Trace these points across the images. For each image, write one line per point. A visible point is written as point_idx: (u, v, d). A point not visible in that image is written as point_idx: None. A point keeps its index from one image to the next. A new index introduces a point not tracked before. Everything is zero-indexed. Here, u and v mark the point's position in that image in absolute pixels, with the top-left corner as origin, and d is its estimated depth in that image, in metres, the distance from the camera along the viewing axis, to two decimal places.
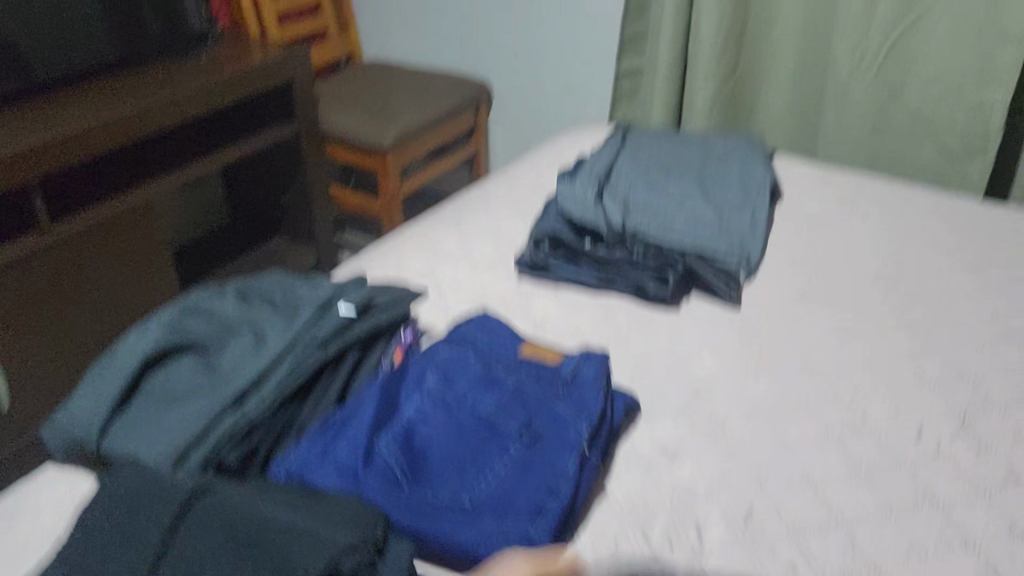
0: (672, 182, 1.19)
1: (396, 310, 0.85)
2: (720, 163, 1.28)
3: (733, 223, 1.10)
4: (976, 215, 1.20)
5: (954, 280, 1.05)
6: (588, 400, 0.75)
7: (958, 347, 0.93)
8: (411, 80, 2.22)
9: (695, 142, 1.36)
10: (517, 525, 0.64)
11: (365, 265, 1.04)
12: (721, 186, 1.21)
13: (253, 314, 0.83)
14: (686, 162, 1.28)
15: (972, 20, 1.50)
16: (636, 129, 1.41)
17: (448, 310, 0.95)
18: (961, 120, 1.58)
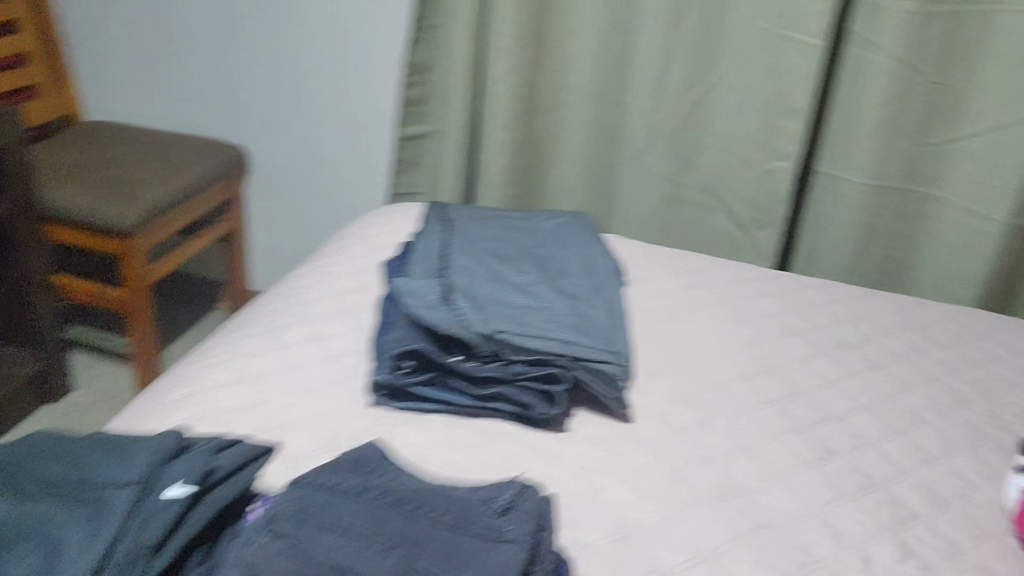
0: (521, 279, 1.05)
1: (239, 485, 0.64)
2: (554, 247, 1.17)
3: (594, 326, 0.98)
4: (807, 295, 1.18)
5: (819, 365, 1.01)
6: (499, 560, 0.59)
7: (855, 445, 0.88)
8: (150, 144, 1.91)
9: (518, 221, 1.23)
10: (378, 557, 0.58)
11: (171, 413, 0.79)
12: (564, 278, 1.08)
13: (28, 514, 0.58)
14: (518, 248, 1.14)
15: (758, 96, 1.55)
16: (452, 207, 1.26)
17: (300, 467, 0.73)
18: (751, 190, 1.62)
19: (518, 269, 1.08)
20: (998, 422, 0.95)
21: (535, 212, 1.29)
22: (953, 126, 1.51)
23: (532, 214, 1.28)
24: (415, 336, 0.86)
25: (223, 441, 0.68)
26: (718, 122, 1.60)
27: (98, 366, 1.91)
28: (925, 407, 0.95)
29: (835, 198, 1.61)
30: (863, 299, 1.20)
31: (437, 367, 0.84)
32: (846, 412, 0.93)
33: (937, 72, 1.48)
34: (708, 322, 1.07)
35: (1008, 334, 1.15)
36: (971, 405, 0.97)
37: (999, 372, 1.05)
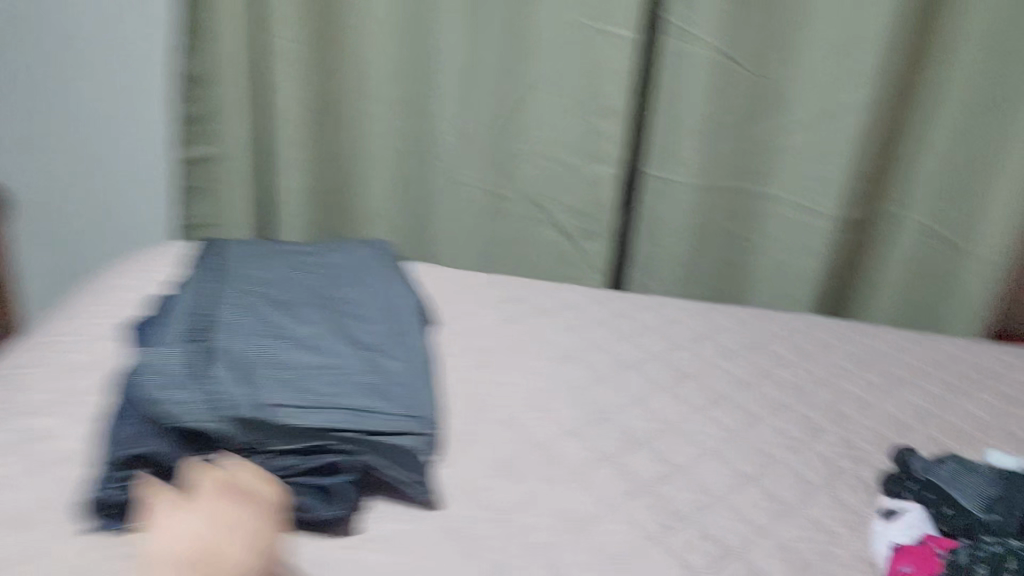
0: (305, 328, 0.87)
1: None
2: (351, 286, 0.99)
3: (395, 385, 0.81)
4: (641, 319, 1.06)
5: (658, 404, 0.87)
6: None
7: (704, 503, 0.74)
8: None
9: (310, 257, 1.05)
10: None
11: None
12: (359, 324, 0.91)
13: None
14: (307, 290, 0.96)
15: (574, 96, 1.43)
16: (231, 245, 1.06)
17: None
18: (577, 198, 1.49)
19: (304, 316, 0.90)
20: (856, 452, 0.84)
21: (333, 245, 1.11)
22: (777, 120, 1.45)
23: (330, 246, 1.10)
24: (151, 430, 0.67)
25: None
26: (536, 126, 1.47)
27: None
28: (777, 444, 0.84)
29: (664, 202, 1.51)
30: (703, 317, 1.08)
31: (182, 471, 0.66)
32: (691, 461, 0.80)
33: (757, 63, 1.41)
34: (533, 363, 0.92)
35: (856, 344, 1.06)
36: (826, 435, 0.86)
37: (850, 389, 0.95)
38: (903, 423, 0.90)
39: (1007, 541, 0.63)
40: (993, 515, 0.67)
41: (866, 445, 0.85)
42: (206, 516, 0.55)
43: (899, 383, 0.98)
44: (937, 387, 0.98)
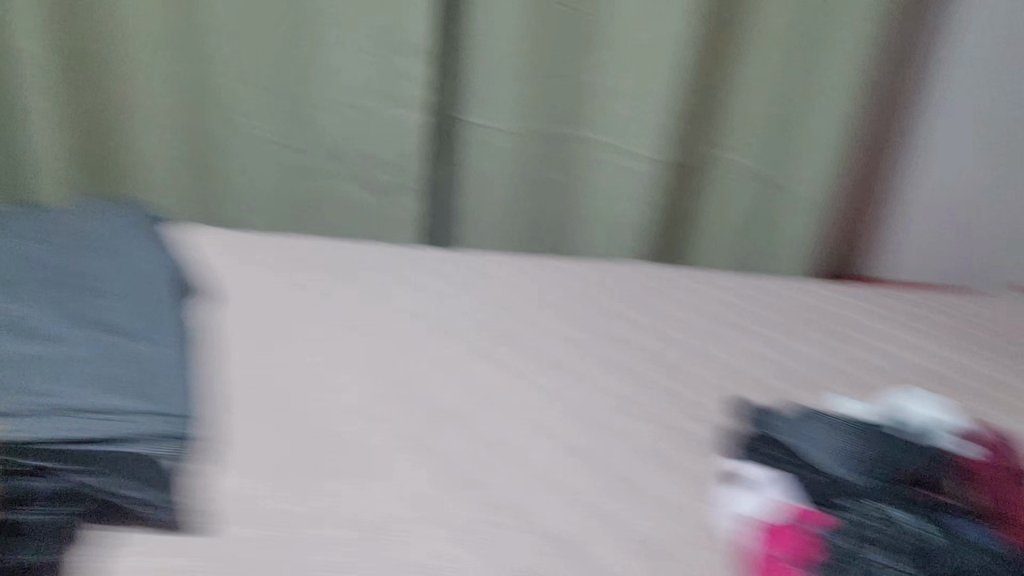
0: (19, 308, 0.67)
1: None
2: (95, 252, 0.78)
3: (143, 375, 0.63)
4: (455, 275, 0.93)
5: (472, 373, 0.75)
6: None
7: (524, 491, 0.63)
8: None
9: (47, 219, 0.84)
10: None
11: None
12: (100, 298, 0.71)
13: None
14: (33, 259, 0.75)
15: (368, 36, 1.25)
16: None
17: None
18: (381, 148, 1.33)
19: (20, 292, 0.69)
20: (699, 411, 0.75)
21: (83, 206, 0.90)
22: None
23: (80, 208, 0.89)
24: None
25: None
26: (328, 71, 1.29)
27: None
28: (612, 411, 0.73)
29: (480, 151, 1.38)
30: (529, 270, 0.96)
31: None
32: (510, 439, 0.68)
33: None
34: (327, 340, 0.77)
35: (688, 289, 0.98)
36: (666, 395, 0.76)
37: (684, 338, 0.86)
38: (746, 374, 0.82)
39: (861, 519, 0.57)
40: (865, 484, 0.60)
41: (709, 402, 0.76)
42: None
43: (738, 329, 0.90)
44: (779, 331, 0.90)
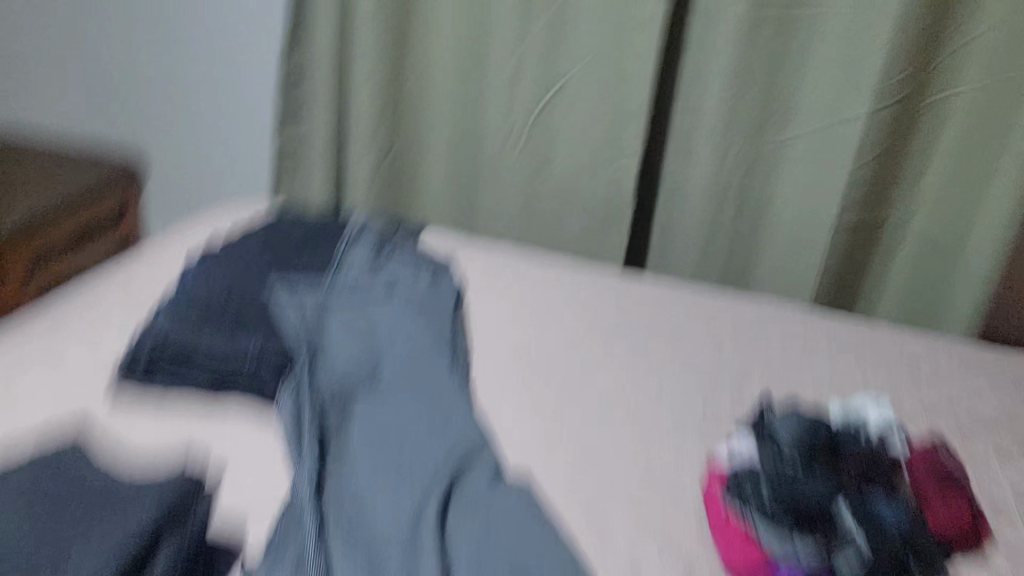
0: (393, 490, 0.77)
1: None
2: (456, 398, 0.91)
3: None
4: (603, 287, 1.27)
5: (583, 353, 1.09)
6: (141, 507, 0.61)
7: (585, 424, 0.95)
8: (43, 152, 2.03)
9: (404, 287, 1.09)
10: (7, 510, 0.60)
11: None
12: (464, 480, 0.79)
13: None
14: (413, 409, 0.88)
15: (599, 100, 1.62)
16: (349, 251, 1.15)
17: (33, 435, 0.81)
18: (600, 189, 1.69)
19: (399, 471, 0.79)
20: (735, 405, 1.02)
21: (421, 260, 1.18)
22: (782, 128, 1.60)
23: (419, 257, 1.17)
24: (153, 348, 0.92)
25: None
26: (566, 128, 1.68)
27: None
28: (671, 391, 1.03)
29: (679, 198, 1.69)
30: (660, 292, 1.28)
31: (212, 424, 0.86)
32: (588, 395, 1.00)
33: (768, 75, 1.56)
34: (491, 319, 1.15)
35: (788, 324, 1.23)
36: (718, 389, 1.04)
37: (760, 357, 1.13)
38: (793, 387, 1.07)
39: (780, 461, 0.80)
40: (789, 440, 0.83)
41: (749, 400, 1.02)
42: None
43: (807, 358, 1.15)
44: (843, 367, 1.14)
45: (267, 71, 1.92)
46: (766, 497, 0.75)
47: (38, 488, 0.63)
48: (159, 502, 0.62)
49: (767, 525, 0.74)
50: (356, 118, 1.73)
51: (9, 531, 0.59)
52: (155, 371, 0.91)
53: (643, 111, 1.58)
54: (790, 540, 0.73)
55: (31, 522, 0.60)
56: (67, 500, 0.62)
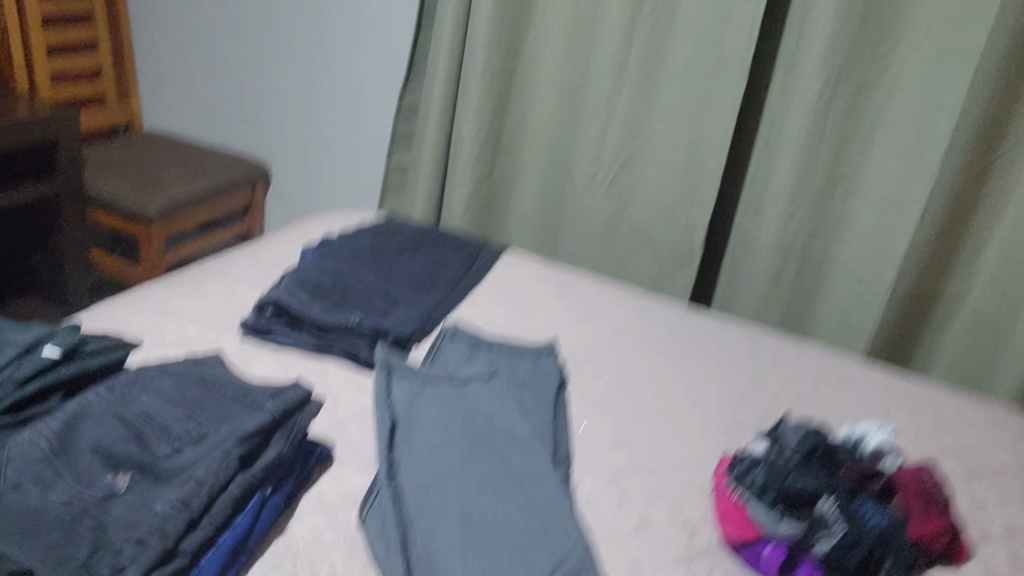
0: (474, 485, 0.83)
1: (108, 352, 0.88)
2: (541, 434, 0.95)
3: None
4: (663, 311, 1.42)
5: (633, 362, 1.23)
6: (264, 407, 0.81)
7: (624, 416, 1.09)
8: (187, 152, 2.33)
9: (507, 376, 1.05)
10: (164, 403, 0.81)
11: (86, 315, 1.06)
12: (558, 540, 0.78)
13: None
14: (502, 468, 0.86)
15: (680, 153, 1.78)
16: (447, 345, 1.11)
17: (176, 354, 1.00)
18: (673, 233, 1.84)
19: (495, 527, 0.78)
20: (762, 420, 1.15)
21: (519, 353, 1.12)
22: (850, 194, 1.72)
23: (516, 349, 1.13)
24: (278, 307, 1.09)
25: (100, 334, 0.94)
26: (647, 175, 1.84)
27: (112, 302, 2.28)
28: (706, 403, 1.16)
29: (747, 249, 1.82)
30: (715, 321, 1.42)
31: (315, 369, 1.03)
32: (632, 395, 1.15)
33: (839, 143, 1.69)
34: (557, 325, 1.31)
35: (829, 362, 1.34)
36: (748, 408, 1.17)
37: (794, 387, 1.25)
38: (819, 415, 1.19)
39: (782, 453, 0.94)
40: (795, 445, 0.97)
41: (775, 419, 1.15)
42: None
43: (840, 393, 1.26)
44: (872, 404, 1.24)
45: (386, 100, 2.15)
46: (761, 480, 0.90)
47: (186, 389, 0.84)
48: (279, 406, 0.81)
49: (759, 502, 0.89)
50: (459, 148, 1.94)
51: (169, 417, 0.80)
52: (277, 324, 1.09)
53: (718, 166, 1.73)
54: (778, 520, 0.88)
55: (182, 415, 0.80)
56: (209, 401, 0.83)
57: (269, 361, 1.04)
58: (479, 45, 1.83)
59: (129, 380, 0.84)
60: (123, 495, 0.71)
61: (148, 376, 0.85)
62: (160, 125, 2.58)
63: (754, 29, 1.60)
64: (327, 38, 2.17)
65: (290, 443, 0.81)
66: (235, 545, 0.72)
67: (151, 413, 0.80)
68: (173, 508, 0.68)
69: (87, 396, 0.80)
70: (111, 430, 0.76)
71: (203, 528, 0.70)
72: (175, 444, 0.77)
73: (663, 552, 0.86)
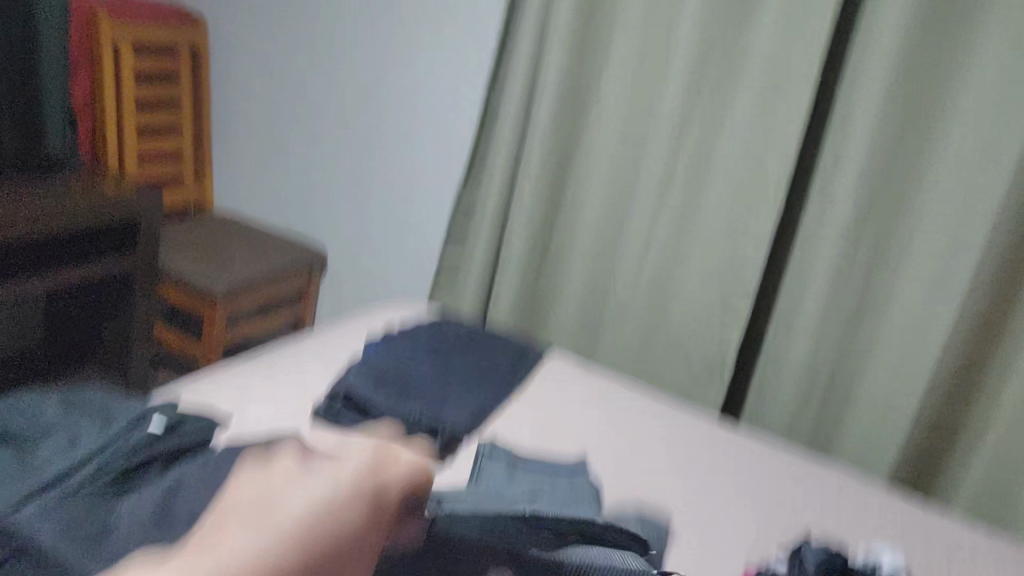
0: None
1: (200, 430, 1.02)
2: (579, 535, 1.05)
3: None
4: (696, 420, 1.51)
5: (666, 469, 1.33)
6: None
7: (654, 521, 1.18)
8: (253, 236, 2.49)
9: (549, 492, 1.11)
10: None
11: (177, 391, 1.18)
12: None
13: (78, 415, 0.98)
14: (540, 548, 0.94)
15: (717, 272, 1.90)
16: (487, 463, 1.18)
17: (255, 432, 1.12)
18: (706, 347, 1.94)
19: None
20: (782, 532, 1.23)
21: (553, 469, 1.21)
22: (877, 322, 1.82)
23: (551, 467, 1.21)
24: (347, 400, 1.22)
25: (193, 412, 1.07)
26: (684, 289, 1.96)
27: (171, 375, 2.42)
28: (731, 515, 1.24)
29: (776, 366, 1.91)
30: (744, 432, 1.50)
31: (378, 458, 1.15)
32: (662, 501, 1.23)
33: (867, 272, 1.80)
34: (594, 428, 1.41)
35: (851, 479, 1.42)
36: (771, 522, 1.24)
37: (816, 502, 1.32)
38: (839, 531, 1.26)
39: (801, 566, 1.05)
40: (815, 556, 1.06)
41: (796, 535, 1.22)
42: (312, 471, 0.71)
43: (862, 511, 1.33)
44: (893, 523, 1.31)
45: (443, 199, 2.30)
46: None
47: None
48: None
49: None
50: (509, 250, 2.07)
51: None
52: (346, 412, 1.21)
53: (751, 286, 1.84)
54: None
55: None
56: None
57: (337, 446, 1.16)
58: (534, 157, 1.98)
59: (220, 456, 0.96)
60: None
61: (236, 453, 0.97)
62: (229, 207, 2.77)
63: (790, 163, 1.73)
64: (393, 138, 2.35)
65: None
66: None
67: None
68: None
69: (189, 468, 0.93)
70: (205, 500, 0.88)
71: None
72: None
73: None
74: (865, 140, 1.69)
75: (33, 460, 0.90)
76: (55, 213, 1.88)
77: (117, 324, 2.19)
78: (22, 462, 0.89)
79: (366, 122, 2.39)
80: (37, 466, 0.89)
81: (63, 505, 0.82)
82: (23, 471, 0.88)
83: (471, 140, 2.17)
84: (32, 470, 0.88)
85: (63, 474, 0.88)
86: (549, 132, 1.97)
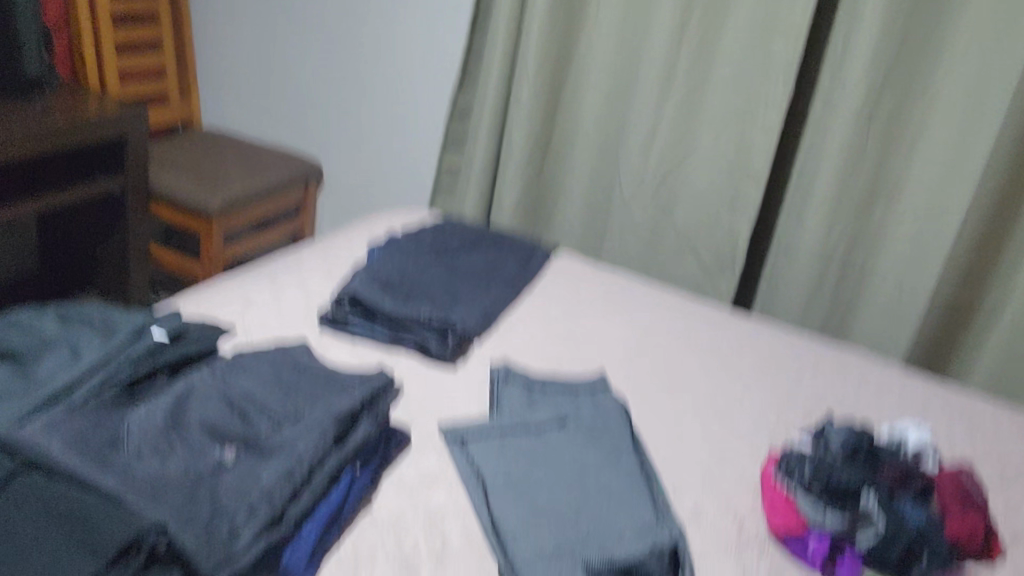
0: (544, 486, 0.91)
1: (205, 339, 0.99)
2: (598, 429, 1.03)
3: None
4: (709, 310, 1.48)
5: (683, 360, 1.31)
6: (353, 393, 0.90)
7: (673, 412, 1.16)
8: (245, 150, 2.42)
9: (576, 420, 1.04)
10: (262, 386, 0.90)
11: (178, 301, 1.15)
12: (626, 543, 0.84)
13: (78, 326, 0.95)
14: (580, 479, 0.93)
15: (725, 161, 1.84)
16: (503, 389, 1.09)
17: (262, 340, 1.09)
18: (715, 240, 1.90)
19: (574, 529, 0.85)
20: (803, 416, 1.21)
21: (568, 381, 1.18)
22: (890, 205, 1.78)
23: (570, 387, 1.12)
24: (354, 304, 1.18)
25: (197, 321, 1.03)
26: (691, 181, 1.91)
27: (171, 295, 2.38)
28: (750, 401, 1.22)
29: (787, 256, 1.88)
30: (759, 321, 1.48)
31: (389, 361, 1.13)
32: (680, 391, 1.22)
33: (879, 154, 1.74)
34: (608, 322, 1.38)
35: (869, 361, 1.40)
36: (792, 407, 1.23)
37: (836, 386, 1.31)
38: (860, 413, 1.25)
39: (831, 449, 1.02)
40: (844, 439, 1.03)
41: (817, 418, 1.21)
42: None
43: (882, 393, 1.31)
44: (913, 402, 1.30)
45: (439, 100, 2.22)
46: (808, 473, 0.98)
47: (281, 374, 0.93)
48: (365, 392, 0.90)
49: (804, 494, 0.96)
50: (510, 151, 2.01)
51: (268, 398, 0.89)
52: (354, 317, 1.18)
53: (761, 175, 1.79)
54: (822, 510, 0.94)
55: (281, 395, 0.90)
56: (301, 382, 0.93)
57: (347, 351, 1.13)
58: (531, 50, 1.90)
59: (229, 363, 0.93)
60: (231, 466, 0.79)
61: (244, 360, 0.94)
62: (218, 121, 2.69)
63: (800, 43, 1.65)
64: (382, 39, 2.25)
65: (374, 424, 0.90)
66: (330, 516, 0.81)
67: (253, 395, 0.89)
68: (278, 478, 0.77)
69: (197, 375, 0.90)
70: (216, 409, 0.85)
71: (304, 497, 0.79)
72: (275, 422, 0.86)
73: (716, 540, 0.94)
74: (878, 14, 1.60)
75: (35, 373, 0.86)
76: (38, 133, 1.81)
77: (112, 245, 2.15)
78: (24, 375, 0.86)
79: (353, 24, 2.28)
80: (39, 379, 0.86)
81: (69, 416, 0.79)
82: (27, 383, 0.85)
83: (465, 36, 2.08)
84: (35, 383, 0.85)
85: (68, 387, 0.85)
86: (545, 24, 1.87)
